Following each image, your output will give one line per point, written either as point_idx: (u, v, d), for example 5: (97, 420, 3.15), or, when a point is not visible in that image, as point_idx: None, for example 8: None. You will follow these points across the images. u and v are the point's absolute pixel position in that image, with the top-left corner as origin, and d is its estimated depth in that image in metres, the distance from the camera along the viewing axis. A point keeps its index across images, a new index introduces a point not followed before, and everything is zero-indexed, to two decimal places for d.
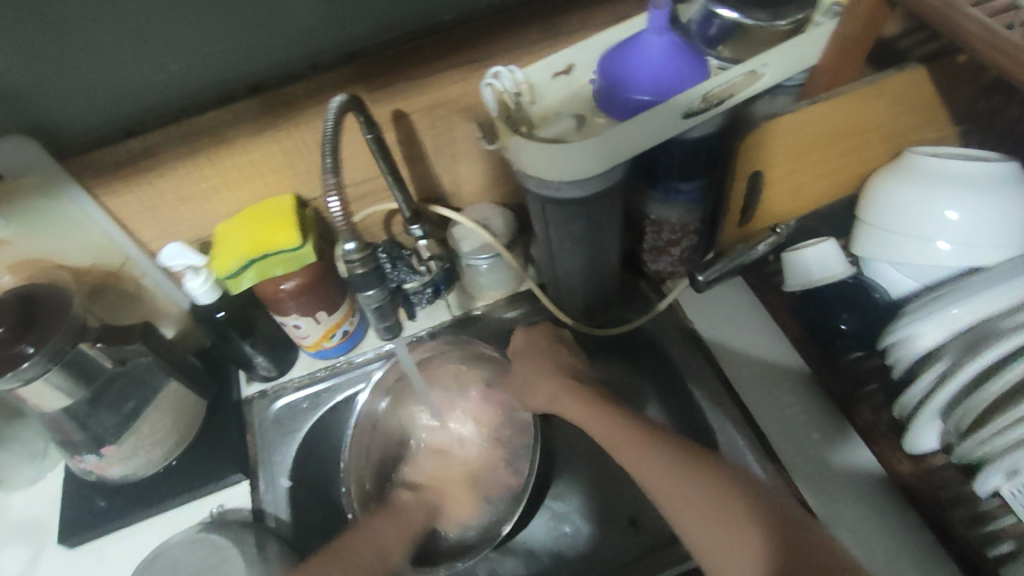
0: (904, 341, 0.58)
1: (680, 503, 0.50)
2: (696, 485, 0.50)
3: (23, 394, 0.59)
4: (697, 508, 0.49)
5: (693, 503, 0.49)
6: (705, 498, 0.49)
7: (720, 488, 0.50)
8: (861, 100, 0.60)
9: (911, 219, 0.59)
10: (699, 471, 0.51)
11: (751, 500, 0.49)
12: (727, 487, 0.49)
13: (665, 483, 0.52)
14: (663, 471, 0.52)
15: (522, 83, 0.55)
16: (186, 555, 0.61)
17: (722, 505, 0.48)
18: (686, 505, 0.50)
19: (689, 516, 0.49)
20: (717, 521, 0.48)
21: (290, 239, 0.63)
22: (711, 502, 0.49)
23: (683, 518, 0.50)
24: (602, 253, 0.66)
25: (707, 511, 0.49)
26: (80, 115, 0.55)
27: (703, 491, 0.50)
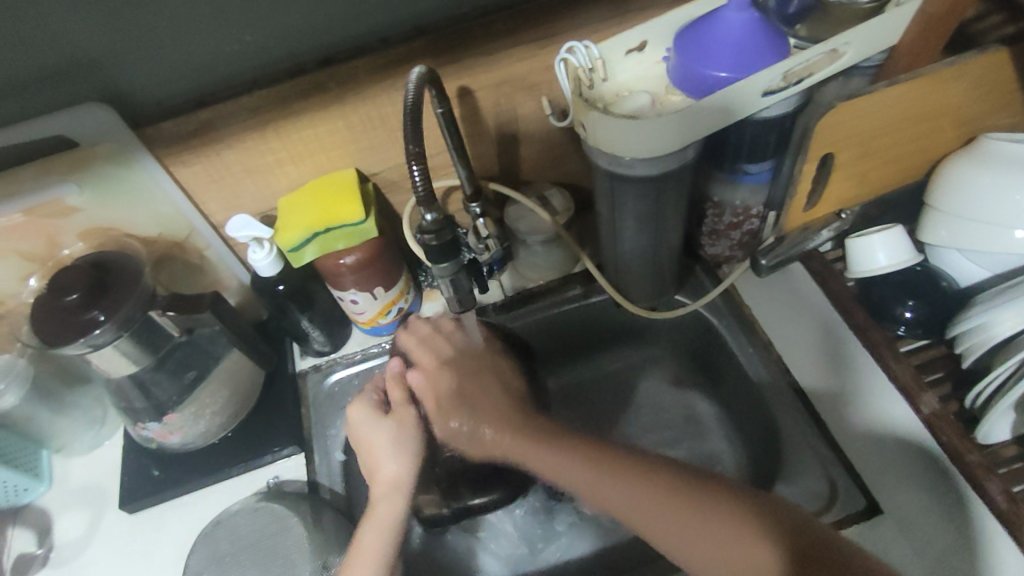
0: (982, 327, 0.57)
1: (641, 517, 0.52)
2: (669, 505, 0.51)
3: (93, 360, 0.61)
4: (673, 526, 0.50)
5: (673, 522, 0.51)
6: (698, 528, 0.50)
7: (715, 512, 0.50)
8: (939, 82, 0.58)
9: (989, 205, 0.57)
10: (688, 498, 0.51)
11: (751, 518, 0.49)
12: (730, 516, 0.49)
13: (628, 507, 0.53)
14: (620, 493, 0.53)
15: (596, 59, 0.55)
16: (246, 523, 0.61)
17: (715, 526, 0.49)
18: (663, 523, 0.51)
19: (670, 534, 0.51)
20: (705, 536, 0.49)
21: (354, 211, 0.63)
22: (705, 515, 0.50)
23: (658, 536, 0.51)
24: (664, 235, 0.65)
25: (698, 529, 0.50)
26: (155, 85, 0.55)
27: (680, 512, 0.51)
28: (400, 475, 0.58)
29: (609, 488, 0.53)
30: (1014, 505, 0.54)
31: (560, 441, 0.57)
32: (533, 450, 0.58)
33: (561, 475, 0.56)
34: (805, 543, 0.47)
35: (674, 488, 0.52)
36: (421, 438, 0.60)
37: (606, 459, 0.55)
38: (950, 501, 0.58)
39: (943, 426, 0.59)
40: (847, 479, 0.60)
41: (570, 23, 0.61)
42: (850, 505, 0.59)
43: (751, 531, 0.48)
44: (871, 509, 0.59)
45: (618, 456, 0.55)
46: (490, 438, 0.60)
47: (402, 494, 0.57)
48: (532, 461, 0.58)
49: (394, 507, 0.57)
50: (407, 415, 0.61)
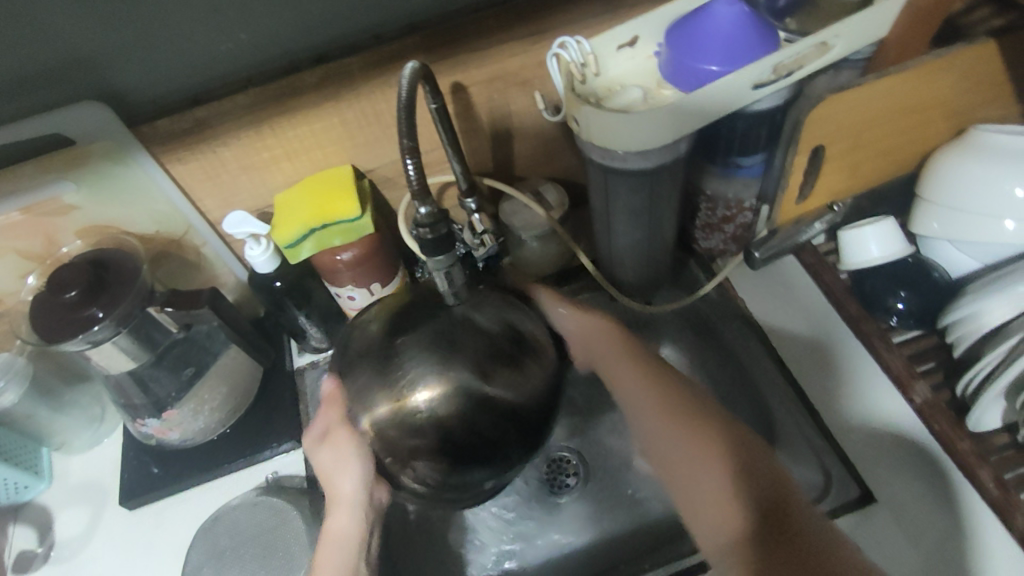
0: (971, 317, 0.57)
1: (659, 435, 0.54)
2: (691, 432, 0.52)
3: (92, 357, 0.61)
4: (683, 452, 0.52)
5: (686, 451, 0.52)
6: (694, 455, 0.51)
7: (718, 452, 0.50)
8: (928, 75, 0.59)
9: (979, 195, 0.58)
10: (699, 430, 0.52)
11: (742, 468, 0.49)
12: (721, 457, 0.50)
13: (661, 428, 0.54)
14: (663, 420, 0.54)
15: (589, 54, 0.56)
16: (246, 517, 0.62)
17: (711, 461, 0.50)
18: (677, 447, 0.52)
19: (678, 459, 0.52)
20: (700, 471, 0.50)
21: (349, 208, 0.63)
22: (704, 455, 0.51)
23: (672, 459, 0.53)
24: (658, 229, 0.66)
25: (698, 457, 0.51)
26: (151, 84, 0.56)
27: (691, 440, 0.52)
28: (354, 492, 0.54)
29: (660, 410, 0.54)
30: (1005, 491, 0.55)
31: (637, 356, 0.58)
32: (603, 341, 0.59)
33: (625, 385, 0.57)
34: (773, 511, 0.47)
35: (705, 416, 0.53)
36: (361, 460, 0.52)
37: (674, 391, 0.55)
38: (942, 489, 0.58)
39: (934, 414, 0.60)
40: (842, 469, 0.61)
41: (561, 19, 0.61)
42: (844, 494, 0.60)
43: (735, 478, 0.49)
44: (865, 498, 0.59)
45: (676, 385, 0.56)
46: (575, 339, 0.58)
47: (359, 511, 0.55)
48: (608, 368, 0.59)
49: (351, 520, 0.55)
50: (342, 436, 0.52)
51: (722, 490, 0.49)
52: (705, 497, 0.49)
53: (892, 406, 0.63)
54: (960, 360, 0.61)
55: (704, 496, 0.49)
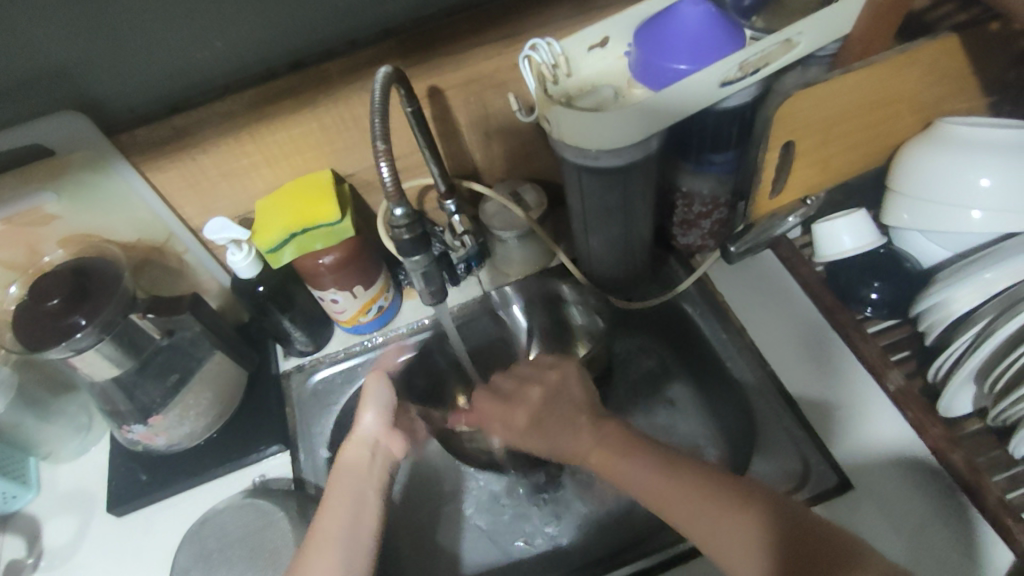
0: (940, 306, 0.59)
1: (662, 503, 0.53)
2: (700, 499, 0.51)
3: (76, 364, 0.62)
4: (721, 536, 0.49)
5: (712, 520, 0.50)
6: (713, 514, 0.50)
7: (727, 510, 0.50)
8: (894, 69, 0.60)
9: (946, 186, 0.59)
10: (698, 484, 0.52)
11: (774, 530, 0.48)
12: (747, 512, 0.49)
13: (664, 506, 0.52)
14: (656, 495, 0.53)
15: (559, 55, 0.57)
16: (233, 520, 0.62)
17: (742, 533, 0.49)
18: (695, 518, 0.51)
19: (707, 536, 0.50)
20: (742, 549, 0.48)
21: (330, 213, 0.64)
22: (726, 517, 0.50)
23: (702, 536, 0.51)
24: (635, 226, 0.67)
25: (731, 533, 0.49)
26: (130, 92, 0.57)
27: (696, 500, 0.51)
28: (371, 427, 0.61)
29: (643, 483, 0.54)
30: (978, 475, 0.56)
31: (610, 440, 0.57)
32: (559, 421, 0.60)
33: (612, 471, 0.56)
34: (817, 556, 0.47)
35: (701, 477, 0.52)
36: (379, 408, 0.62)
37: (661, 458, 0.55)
38: (915, 471, 0.59)
39: (909, 401, 0.61)
40: (820, 457, 0.62)
41: (535, 22, 0.63)
42: (823, 481, 0.61)
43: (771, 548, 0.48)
44: (842, 485, 0.60)
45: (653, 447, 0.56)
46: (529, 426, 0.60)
47: (372, 444, 0.60)
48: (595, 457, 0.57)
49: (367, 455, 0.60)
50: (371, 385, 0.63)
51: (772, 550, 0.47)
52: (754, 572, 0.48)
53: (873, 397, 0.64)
54: (931, 348, 0.62)
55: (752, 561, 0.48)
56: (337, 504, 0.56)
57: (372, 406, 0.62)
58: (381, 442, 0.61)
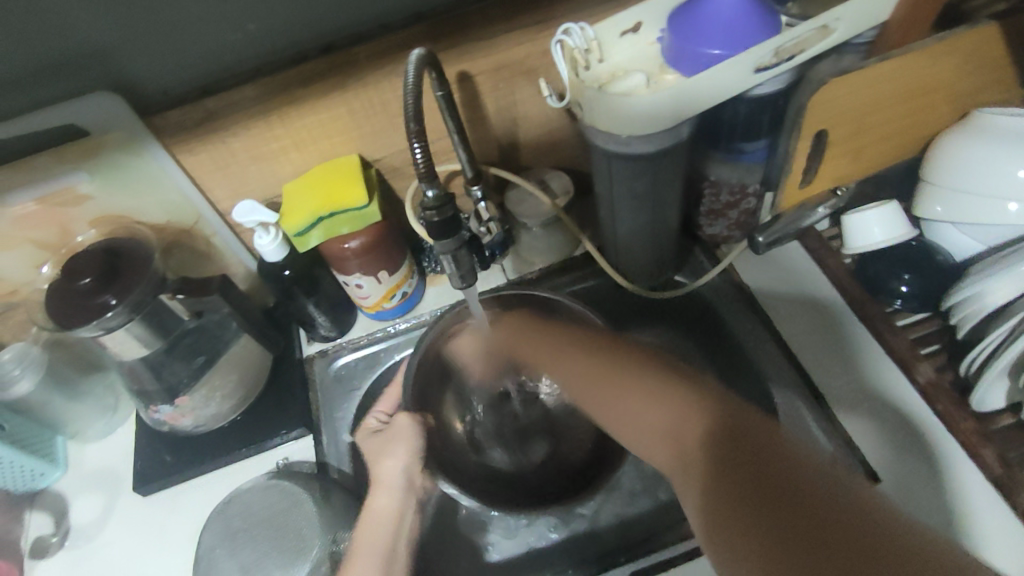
0: (974, 300, 0.58)
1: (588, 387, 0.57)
2: (613, 381, 0.54)
3: (106, 343, 0.62)
4: (638, 415, 0.51)
5: (636, 413, 0.52)
6: (614, 388, 0.54)
7: (630, 382, 0.53)
8: (931, 57, 0.59)
9: (982, 177, 0.58)
10: (611, 361, 0.56)
11: (697, 419, 0.47)
12: (642, 381, 0.52)
13: (599, 405, 0.55)
14: (595, 390, 0.56)
15: (592, 40, 0.56)
16: (257, 501, 0.63)
17: (651, 416, 0.50)
18: (625, 407, 0.52)
19: (614, 411, 0.54)
20: (664, 438, 0.49)
21: (357, 196, 0.64)
22: (648, 407, 0.51)
23: (627, 425, 0.52)
24: (662, 214, 0.66)
25: (640, 415, 0.51)
26: (163, 73, 0.57)
27: (607, 377, 0.55)
28: (398, 474, 0.63)
29: (586, 378, 0.57)
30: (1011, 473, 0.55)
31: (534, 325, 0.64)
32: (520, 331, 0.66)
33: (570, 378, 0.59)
34: (731, 422, 0.45)
35: (628, 367, 0.54)
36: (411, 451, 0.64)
37: (615, 361, 0.56)
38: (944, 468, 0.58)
39: (939, 395, 0.60)
40: (846, 449, 0.60)
41: (568, 7, 0.62)
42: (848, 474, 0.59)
43: (686, 430, 0.47)
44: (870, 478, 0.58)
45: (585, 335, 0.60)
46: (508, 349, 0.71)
47: (400, 493, 0.62)
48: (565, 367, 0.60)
49: (395, 501, 0.62)
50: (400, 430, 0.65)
51: (677, 409, 0.48)
52: (659, 456, 0.49)
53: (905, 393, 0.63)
54: (963, 342, 0.61)
55: (651, 420, 0.50)
56: (368, 553, 0.58)
57: (402, 453, 0.63)
58: (408, 490, 0.63)
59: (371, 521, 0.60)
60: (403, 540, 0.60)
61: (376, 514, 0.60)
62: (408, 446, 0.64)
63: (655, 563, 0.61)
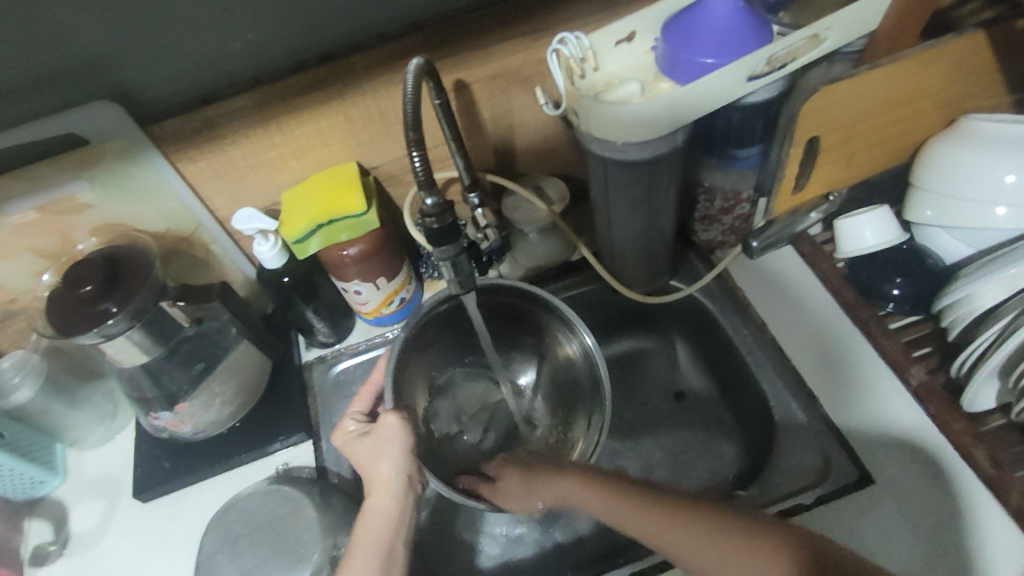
0: (966, 301, 0.59)
1: (643, 529, 0.50)
2: (687, 533, 0.48)
3: (106, 350, 0.63)
4: (733, 573, 0.46)
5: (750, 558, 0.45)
6: (718, 543, 0.47)
7: (742, 542, 0.46)
8: (920, 65, 0.60)
9: (972, 183, 0.59)
10: (691, 517, 0.48)
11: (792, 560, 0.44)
12: (757, 542, 0.46)
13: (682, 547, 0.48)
14: (647, 525, 0.50)
15: (587, 49, 0.58)
16: (258, 506, 0.63)
17: (768, 572, 0.44)
18: (711, 565, 0.47)
19: (704, 570, 0.47)
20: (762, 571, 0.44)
21: (357, 204, 0.65)
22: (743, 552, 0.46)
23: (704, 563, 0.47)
24: (658, 220, 0.67)
25: (746, 564, 0.45)
26: (163, 83, 0.57)
27: (681, 525, 0.48)
28: (393, 475, 0.57)
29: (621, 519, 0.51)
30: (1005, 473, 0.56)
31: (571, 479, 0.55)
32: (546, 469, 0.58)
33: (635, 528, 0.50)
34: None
35: (696, 524, 0.48)
36: (403, 447, 0.58)
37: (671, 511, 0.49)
38: (943, 477, 0.59)
39: (931, 396, 0.61)
40: (841, 452, 0.62)
41: (563, 17, 0.63)
42: (842, 477, 0.60)
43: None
44: (863, 479, 0.60)
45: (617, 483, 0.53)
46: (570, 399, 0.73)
47: (397, 494, 0.56)
48: (594, 501, 0.53)
49: (392, 503, 0.56)
50: (388, 425, 0.59)
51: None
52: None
53: (898, 398, 0.63)
54: (954, 344, 0.62)
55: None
56: (362, 559, 0.52)
57: (393, 453, 0.58)
58: (407, 488, 0.57)
59: (362, 531, 0.54)
60: (401, 541, 0.54)
61: (374, 515, 0.55)
62: (397, 446, 0.58)
63: (655, 563, 0.60)
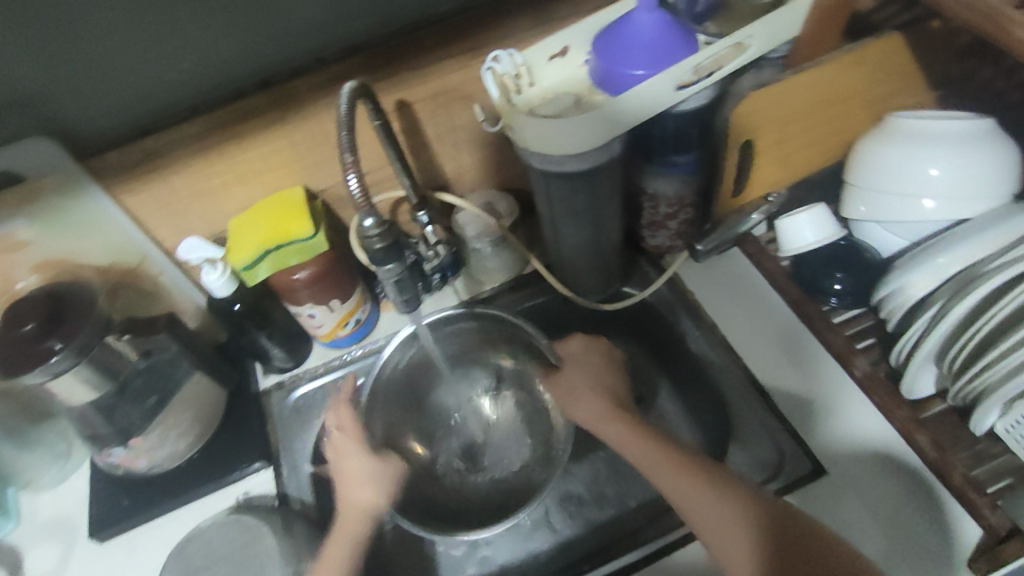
0: (902, 291, 0.61)
1: (626, 448, 0.57)
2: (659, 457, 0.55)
3: (52, 388, 0.62)
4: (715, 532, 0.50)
5: (717, 497, 0.51)
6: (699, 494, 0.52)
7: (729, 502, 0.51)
8: (843, 68, 0.65)
9: (899, 178, 0.61)
10: (658, 442, 0.56)
11: (762, 520, 0.50)
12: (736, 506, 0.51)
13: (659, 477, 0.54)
14: (614, 429, 0.59)
15: (520, 66, 0.60)
16: (220, 536, 0.62)
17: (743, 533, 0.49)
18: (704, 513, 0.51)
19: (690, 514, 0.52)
20: (733, 532, 0.50)
21: (304, 227, 0.65)
22: (714, 492, 0.52)
23: (682, 498, 0.52)
24: (604, 229, 0.68)
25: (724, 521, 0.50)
26: (98, 115, 0.57)
27: (644, 440, 0.57)
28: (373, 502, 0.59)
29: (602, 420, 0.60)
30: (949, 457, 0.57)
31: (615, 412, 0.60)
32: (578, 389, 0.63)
33: (620, 441, 0.58)
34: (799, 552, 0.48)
35: (690, 467, 0.53)
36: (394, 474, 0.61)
37: (667, 448, 0.55)
38: (893, 470, 0.61)
39: (875, 385, 0.63)
40: (793, 446, 0.63)
41: (498, 35, 0.64)
42: (797, 469, 0.62)
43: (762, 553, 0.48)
44: (816, 471, 0.62)
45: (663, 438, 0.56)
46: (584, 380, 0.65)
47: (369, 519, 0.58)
48: (592, 419, 0.61)
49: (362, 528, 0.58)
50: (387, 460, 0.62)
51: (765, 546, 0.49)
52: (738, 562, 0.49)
53: (839, 388, 0.66)
54: (894, 333, 0.64)
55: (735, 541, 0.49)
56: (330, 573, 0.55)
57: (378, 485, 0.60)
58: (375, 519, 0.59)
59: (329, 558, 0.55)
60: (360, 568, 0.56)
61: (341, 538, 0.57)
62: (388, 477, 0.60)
63: (616, 568, 0.61)
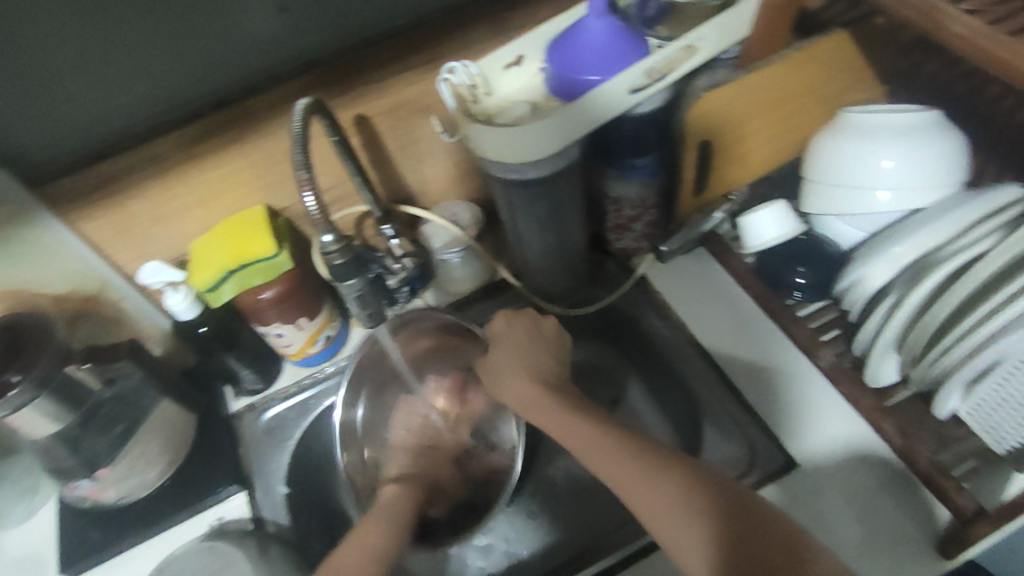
0: (859, 282, 0.62)
1: (561, 429, 0.56)
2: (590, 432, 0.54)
3: (13, 423, 0.60)
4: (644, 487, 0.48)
5: (677, 500, 0.46)
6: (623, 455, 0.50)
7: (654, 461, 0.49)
8: (795, 67, 0.65)
9: (853, 172, 0.63)
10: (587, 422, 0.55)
11: (722, 520, 0.44)
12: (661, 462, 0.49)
13: (616, 477, 0.50)
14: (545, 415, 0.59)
15: (476, 76, 0.59)
16: (192, 561, 0.62)
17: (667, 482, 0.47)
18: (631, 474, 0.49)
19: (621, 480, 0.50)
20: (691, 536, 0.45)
21: (266, 246, 0.65)
22: (670, 492, 0.47)
23: (640, 500, 0.48)
24: (568, 233, 0.69)
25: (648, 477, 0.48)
26: (51, 142, 0.56)
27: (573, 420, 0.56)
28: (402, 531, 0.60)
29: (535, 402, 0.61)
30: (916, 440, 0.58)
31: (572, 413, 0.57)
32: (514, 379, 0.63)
33: (579, 444, 0.54)
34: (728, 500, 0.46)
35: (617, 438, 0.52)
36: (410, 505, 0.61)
37: (626, 445, 0.51)
38: (860, 459, 0.62)
39: (841, 376, 0.64)
40: (764, 440, 0.64)
41: (454, 46, 0.65)
42: (768, 463, 0.63)
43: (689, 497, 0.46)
44: (788, 466, 0.62)
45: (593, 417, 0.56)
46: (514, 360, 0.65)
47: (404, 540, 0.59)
48: (552, 429, 0.58)
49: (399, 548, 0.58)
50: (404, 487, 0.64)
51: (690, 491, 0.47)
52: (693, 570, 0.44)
53: (805, 380, 0.67)
54: (856, 323, 0.66)
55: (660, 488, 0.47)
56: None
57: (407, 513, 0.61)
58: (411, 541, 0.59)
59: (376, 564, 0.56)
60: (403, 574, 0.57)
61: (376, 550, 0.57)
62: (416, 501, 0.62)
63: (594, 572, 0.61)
